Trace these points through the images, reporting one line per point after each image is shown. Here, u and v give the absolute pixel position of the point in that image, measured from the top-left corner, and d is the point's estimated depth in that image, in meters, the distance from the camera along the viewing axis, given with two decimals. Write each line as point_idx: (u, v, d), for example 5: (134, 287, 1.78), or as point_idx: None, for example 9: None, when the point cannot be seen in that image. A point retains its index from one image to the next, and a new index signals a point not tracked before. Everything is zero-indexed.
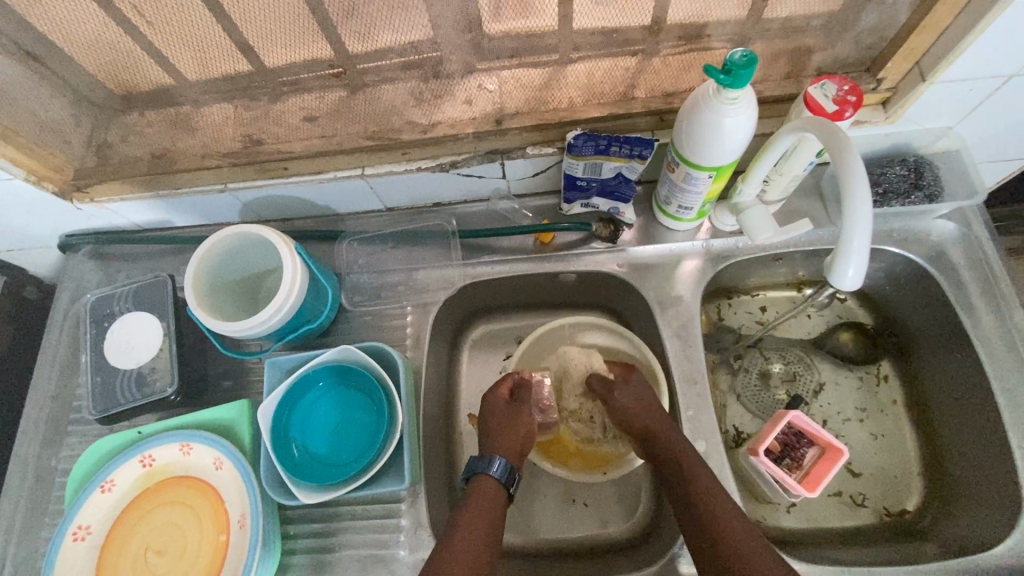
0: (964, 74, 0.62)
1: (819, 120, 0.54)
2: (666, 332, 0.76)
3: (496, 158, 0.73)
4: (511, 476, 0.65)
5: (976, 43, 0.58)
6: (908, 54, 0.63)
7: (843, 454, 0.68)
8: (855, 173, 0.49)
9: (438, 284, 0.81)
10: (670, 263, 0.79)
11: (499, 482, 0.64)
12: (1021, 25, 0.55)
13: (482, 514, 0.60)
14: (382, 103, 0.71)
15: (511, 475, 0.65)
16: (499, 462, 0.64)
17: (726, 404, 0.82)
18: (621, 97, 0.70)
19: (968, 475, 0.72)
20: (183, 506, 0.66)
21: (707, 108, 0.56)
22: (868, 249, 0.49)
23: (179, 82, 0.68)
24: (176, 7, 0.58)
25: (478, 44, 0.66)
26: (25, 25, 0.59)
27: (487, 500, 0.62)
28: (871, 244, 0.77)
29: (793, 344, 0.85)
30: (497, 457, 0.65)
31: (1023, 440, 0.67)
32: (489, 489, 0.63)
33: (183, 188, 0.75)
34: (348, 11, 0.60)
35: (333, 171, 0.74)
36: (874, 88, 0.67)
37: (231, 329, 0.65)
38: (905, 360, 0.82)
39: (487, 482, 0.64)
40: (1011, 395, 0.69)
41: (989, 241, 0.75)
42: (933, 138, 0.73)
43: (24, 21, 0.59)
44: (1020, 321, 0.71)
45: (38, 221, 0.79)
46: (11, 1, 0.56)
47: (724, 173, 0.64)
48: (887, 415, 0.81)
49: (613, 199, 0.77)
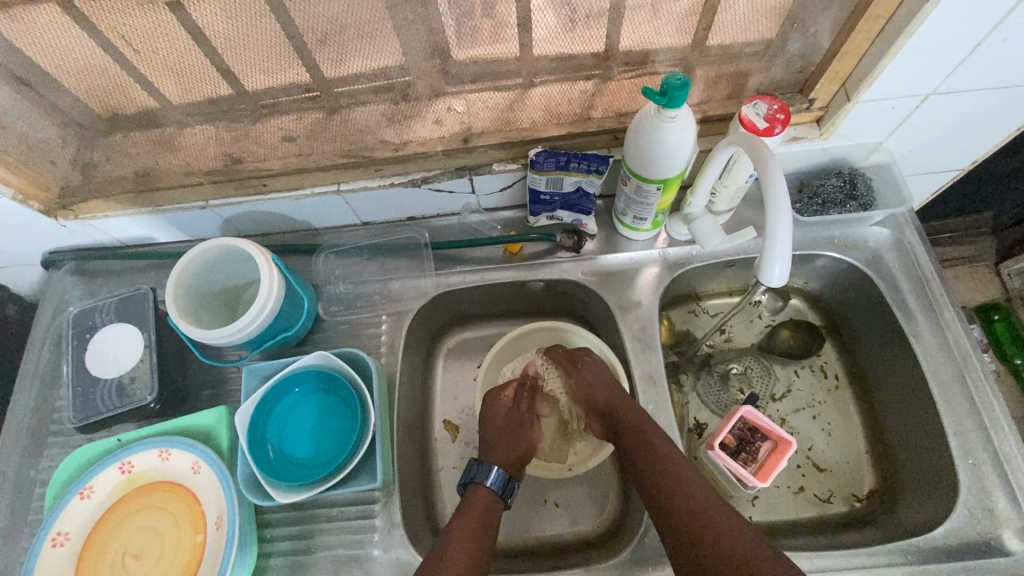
0: (883, 95, 0.69)
1: (749, 136, 0.61)
2: (627, 335, 0.81)
3: (464, 174, 0.78)
4: (506, 485, 0.70)
5: (889, 68, 0.64)
6: (834, 77, 0.70)
7: (792, 446, 0.73)
8: (777, 185, 0.56)
9: (412, 294, 0.85)
10: (631, 271, 0.84)
11: (493, 492, 0.69)
12: (925, 52, 0.62)
13: (478, 522, 0.66)
14: (357, 123, 0.75)
15: (507, 485, 0.70)
16: (496, 473, 0.69)
17: (687, 404, 0.86)
18: (579, 117, 0.76)
19: (914, 464, 0.77)
20: (162, 510, 0.68)
21: (651, 126, 0.61)
22: (790, 249, 0.56)
23: (163, 105, 0.71)
24: (159, 37, 0.61)
25: (445, 69, 0.71)
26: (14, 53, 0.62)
27: (482, 508, 0.67)
28: (812, 250, 0.83)
29: (750, 347, 0.90)
30: (495, 468, 0.70)
31: (956, 428, 0.72)
32: (483, 498, 0.68)
33: (168, 204, 0.80)
34: (322, 39, 0.64)
35: (309, 188, 0.79)
36: (806, 108, 0.74)
37: (211, 335, 0.68)
38: (852, 358, 0.87)
39: (482, 492, 0.69)
40: (945, 386, 0.74)
41: (921, 245, 0.81)
42: (865, 152, 0.80)
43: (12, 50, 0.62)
44: (949, 318, 0.77)
45: (22, 238, 0.82)
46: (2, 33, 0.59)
47: (672, 185, 0.69)
48: (838, 412, 0.86)
49: (576, 212, 0.82)
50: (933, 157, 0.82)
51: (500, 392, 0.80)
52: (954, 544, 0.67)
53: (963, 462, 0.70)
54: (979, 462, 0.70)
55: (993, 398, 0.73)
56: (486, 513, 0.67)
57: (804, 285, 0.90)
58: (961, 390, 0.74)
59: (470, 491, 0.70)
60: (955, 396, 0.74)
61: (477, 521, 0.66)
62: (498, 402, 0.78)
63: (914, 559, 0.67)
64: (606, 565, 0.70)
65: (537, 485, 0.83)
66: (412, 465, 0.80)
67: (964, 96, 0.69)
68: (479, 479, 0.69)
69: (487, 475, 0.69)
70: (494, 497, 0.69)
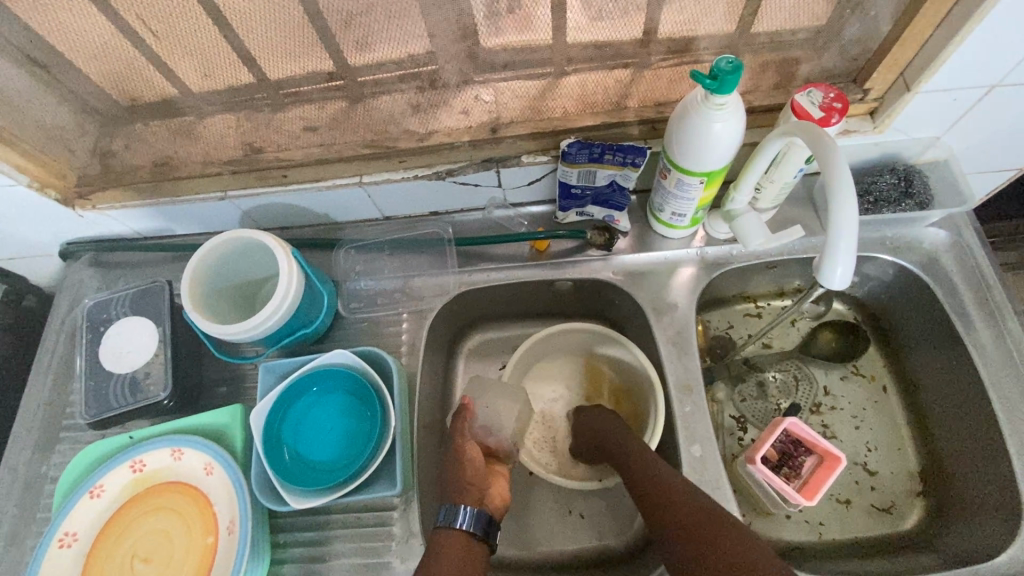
0: (946, 85, 0.63)
1: (806, 124, 0.56)
2: (661, 339, 0.77)
3: (491, 167, 0.74)
4: (486, 527, 0.63)
5: (955, 54, 0.59)
6: (894, 64, 0.64)
7: (841, 462, 0.68)
8: (840, 177, 0.51)
9: (434, 292, 0.81)
10: (666, 271, 0.79)
11: (471, 534, 0.62)
12: (998, 37, 0.57)
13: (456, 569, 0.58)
14: (381, 113, 0.72)
15: (482, 520, 0.62)
16: (466, 514, 0.62)
17: (723, 413, 0.82)
18: (614, 106, 0.71)
19: (972, 486, 0.71)
20: (172, 513, 0.65)
21: (696, 113, 0.57)
22: (854, 247, 0.51)
23: (181, 91, 0.69)
24: (177, 15, 0.58)
25: (474, 53, 0.67)
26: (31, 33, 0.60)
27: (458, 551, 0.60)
28: (863, 252, 0.77)
29: (791, 354, 0.84)
30: (463, 509, 0.62)
31: (1022, 448, 0.66)
32: (458, 542, 0.61)
33: (183, 195, 0.76)
34: (346, 20, 0.61)
35: (330, 180, 0.75)
36: (860, 99, 0.69)
37: (227, 331, 0.65)
38: (902, 368, 0.81)
39: (455, 536, 0.61)
40: (1008, 401, 0.69)
41: (981, 249, 0.75)
42: (922, 148, 0.74)
43: (25, 27, 0.60)
44: (1014, 329, 0.71)
45: (40, 228, 0.81)
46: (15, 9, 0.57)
47: (715, 179, 0.65)
48: (886, 425, 0.80)
49: (607, 207, 0.78)
50: (996, 155, 0.76)
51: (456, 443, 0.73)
52: None
53: None
54: None
55: None
56: (464, 559, 0.59)
57: (851, 289, 0.84)
58: None
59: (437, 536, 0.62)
60: (1020, 412, 0.68)
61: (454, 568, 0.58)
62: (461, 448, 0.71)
63: None
64: None
65: (561, 496, 0.79)
66: (431, 471, 0.76)
67: None
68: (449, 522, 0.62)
69: (457, 516, 0.62)
70: (473, 538, 0.62)
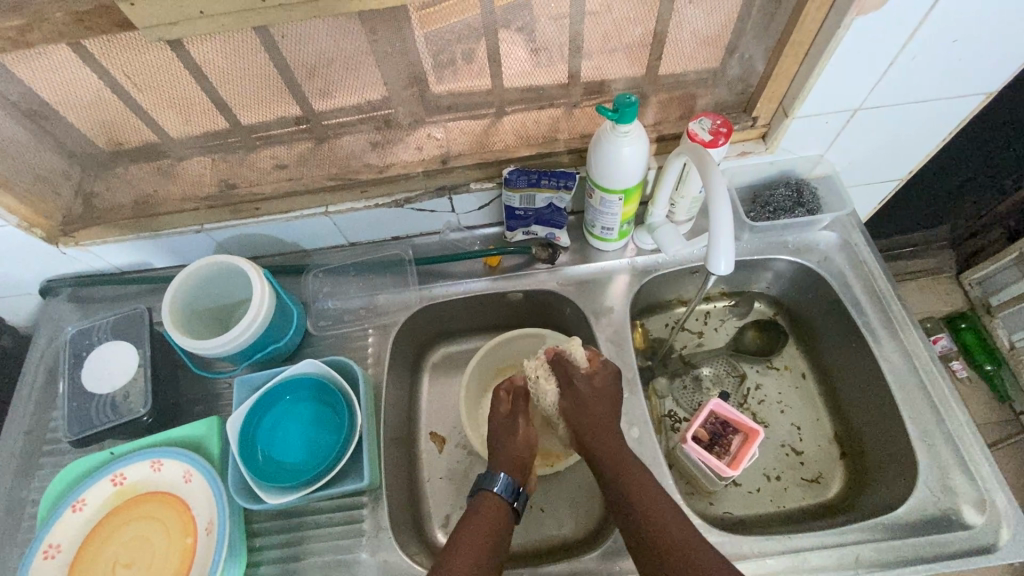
0: (816, 109, 0.77)
1: (696, 146, 0.68)
2: (602, 338, 0.86)
3: (444, 194, 0.85)
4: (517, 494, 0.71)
5: (816, 84, 0.73)
6: (772, 95, 0.77)
7: (760, 435, 0.77)
8: (717, 186, 0.63)
9: (397, 307, 0.90)
10: (603, 279, 0.90)
11: (503, 499, 0.70)
12: (846, 69, 0.70)
13: (488, 529, 0.67)
14: (344, 150, 0.82)
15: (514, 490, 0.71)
16: (502, 480, 0.71)
17: (664, 405, 0.91)
18: (546, 138, 0.83)
19: (880, 451, 0.80)
20: (152, 520, 0.69)
21: (605, 141, 0.69)
22: (733, 241, 0.63)
23: (163, 138, 0.76)
24: (159, 76, 0.65)
25: (423, 96, 0.76)
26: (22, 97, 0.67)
27: (495, 514, 0.68)
28: (768, 254, 0.89)
29: (720, 351, 0.95)
30: (501, 475, 0.71)
31: (912, 411, 0.76)
32: (496, 506, 0.69)
33: (164, 229, 0.85)
34: (311, 71, 0.69)
35: (299, 210, 0.85)
36: (751, 125, 0.82)
37: (205, 346, 0.72)
38: (816, 355, 0.92)
39: (491, 499, 0.70)
40: (898, 373, 0.79)
41: (867, 246, 0.88)
42: (809, 165, 0.88)
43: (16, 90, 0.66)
44: (897, 311, 0.83)
45: (22, 267, 0.87)
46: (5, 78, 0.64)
47: (632, 196, 0.77)
48: (806, 408, 0.90)
49: (549, 226, 0.88)
50: (874, 167, 0.90)
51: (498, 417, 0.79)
52: (919, 519, 0.70)
53: (920, 443, 0.74)
54: (935, 443, 0.74)
55: (942, 381, 0.77)
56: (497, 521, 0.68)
57: (767, 289, 0.96)
58: (913, 376, 0.78)
59: (479, 497, 0.71)
60: (908, 382, 0.78)
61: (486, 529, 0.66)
62: (505, 427, 0.77)
63: (882, 535, 0.69)
64: (592, 557, 0.72)
65: None
66: (399, 472, 0.82)
67: (889, 108, 0.78)
68: (486, 485, 0.71)
69: (495, 481, 0.71)
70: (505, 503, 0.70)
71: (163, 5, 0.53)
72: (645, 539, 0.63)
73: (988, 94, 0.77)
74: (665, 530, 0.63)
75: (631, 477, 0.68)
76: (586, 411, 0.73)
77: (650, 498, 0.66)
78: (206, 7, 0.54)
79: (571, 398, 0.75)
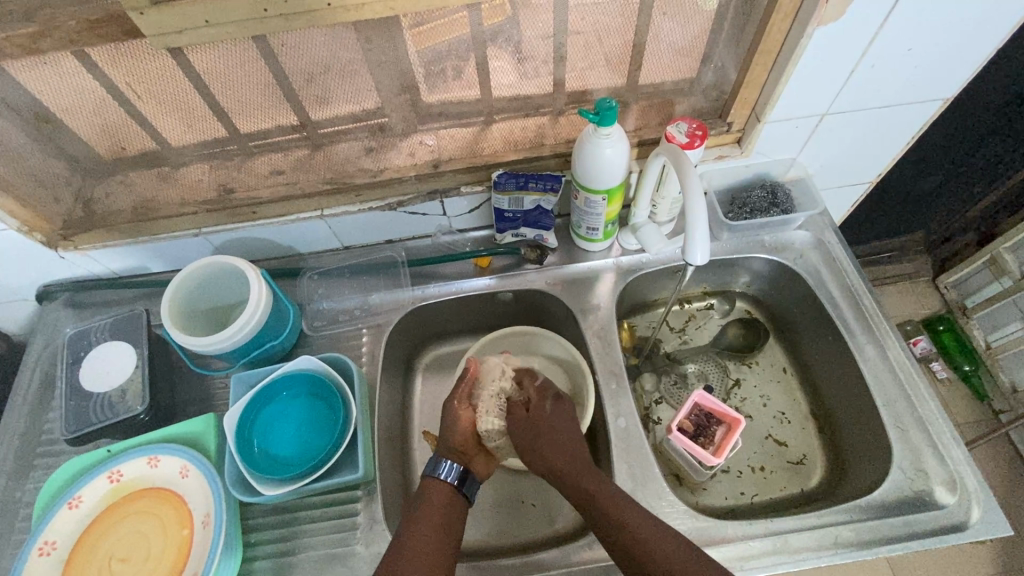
0: (787, 114, 0.82)
1: (673, 147, 0.72)
2: (589, 334, 0.89)
3: (436, 197, 0.88)
4: (463, 479, 0.73)
5: (785, 90, 0.77)
6: (744, 102, 0.82)
7: (741, 423, 0.80)
8: (692, 184, 0.67)
9: (390, 308, 0.92)
10: (591, 278, 0.93)
11: (453, 486, 0.72)
12: (812, 76, 0.75)
13: (437, 514, 0.69)
14: (339, 156, 0.85)
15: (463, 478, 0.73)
16: (446, 465, 0.73)
17: (651, 401, 0.94)
18: (533, 143, 0.87)
19: (856, 438, 0.83)
20: (149, 515, 0.70)
21: (587, 143, 0.73)
22: (707, 235, 0.67)
23: (163, 145, 0.78)
24: (161, 84, 0.68)
25: (415, 104, 0.80)
26: (24, 106, 0.68)
27: (441, 502, 0.70)
28: (747, 253, 0.94)
29: (704, 347, 0.98)
30: (445, 461, 0.73)
31: (885, 399, 0.79)
32: (444, 490, 0.71)
33: (162, 233, 0.87)
34: (308, 79, 0.72)
35: (295, 214, 0.88)
36: (726, 130, 0.87)
37: (202, 343, 0.74)
38: (795, 348, 0.96)
39: (438, 484, 0.72)
40: (872, 363, 0.82)
41: (840, 243, 0.92)
42: (784, 168, 0.92)
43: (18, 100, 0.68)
44: (870, 304, 0.87)
45: (20, 271, 0.88)
46: (9, 87, 0.66)
47: (615, 196, 0.80)
48: (788, 400, 0.93)
49: (537, 228, 0.92)
50: (845, 170, 0.95)
51: (457, 406, 0.78)
52: (892, 501, 0.73)
53: (891, 427, 0.78)
54: (907, 428, 0.77)
55: (911, 367, 0.81)
56: (446, 505, 0.70)
57: (748, 288, 1.00)
58: (887, 368, 0.81)
59: (425, 485, 0.73)
60: (881, 371, 0.81)
61: (438, 515, 0.69)
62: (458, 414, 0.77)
63: (858, 517, 0.72)
64: (582, 544, 0.74)
65: (514, 487, 0.88)
66: (394, 469, 0.84)
67: (855, 113, 0.83)
68: (431, 472, 0.73)
69: (440, 469, 0.73)
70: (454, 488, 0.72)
71: (171, 15, 0.56)
72: (616, 538, 0.65)
73: (946, 100, 0.82)
74: (653, 542, 0.63)
75: (623, 524, 0.65)
76: (553, 433, 0.74)
77: (649, 538, 0.64)
78: (211, 16, 0.58)
79: (531, 422, 0.76)
